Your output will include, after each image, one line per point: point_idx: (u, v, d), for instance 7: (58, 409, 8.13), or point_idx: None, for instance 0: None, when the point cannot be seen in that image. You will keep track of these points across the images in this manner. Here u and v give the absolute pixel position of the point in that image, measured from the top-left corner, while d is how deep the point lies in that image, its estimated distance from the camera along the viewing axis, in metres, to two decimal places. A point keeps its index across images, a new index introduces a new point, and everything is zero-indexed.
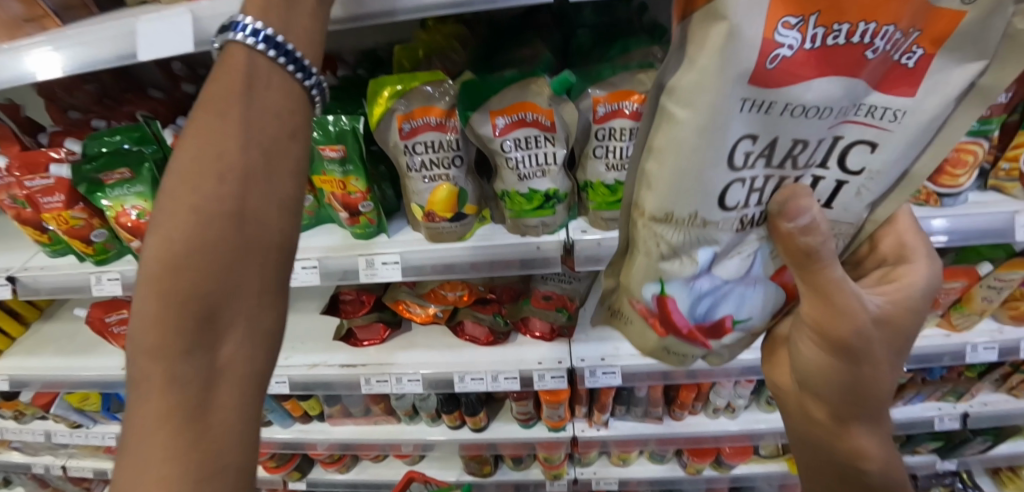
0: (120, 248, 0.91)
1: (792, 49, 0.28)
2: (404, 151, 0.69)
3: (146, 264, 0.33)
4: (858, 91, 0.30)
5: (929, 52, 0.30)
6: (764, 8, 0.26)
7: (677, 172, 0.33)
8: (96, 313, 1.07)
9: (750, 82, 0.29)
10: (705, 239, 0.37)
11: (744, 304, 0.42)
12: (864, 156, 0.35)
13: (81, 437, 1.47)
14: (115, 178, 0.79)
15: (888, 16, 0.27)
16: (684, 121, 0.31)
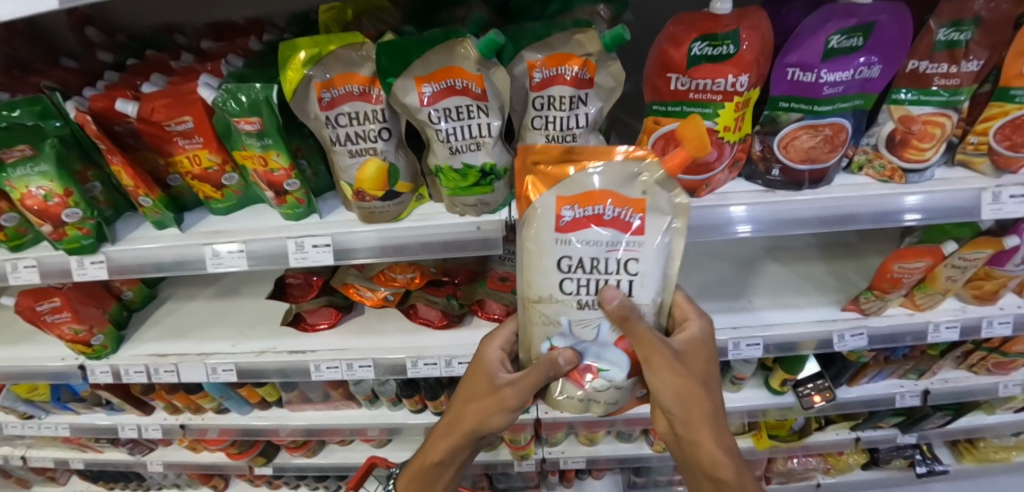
0: (35, 234, 0.84)
1: (569, 214, 0.51)
2: (326, 123, 0.63)
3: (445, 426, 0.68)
4: (614, 235, 0.51)
5: (642, 216, 0.51)
6: (552, 200, 0.51)
7: (531, 273, 0.54)
8: (26, 302, 1.01)
9: (556, 228, 0.51)
10: (558, 319, 0.55)
11: (600, 357, 0.55)
12: (636, 266, 0.52)
13: (33, 428, 1.41)
14: (15, 156, 0.72)
15: (606, 200, 0.50)
16: (532, 251, 0.53)
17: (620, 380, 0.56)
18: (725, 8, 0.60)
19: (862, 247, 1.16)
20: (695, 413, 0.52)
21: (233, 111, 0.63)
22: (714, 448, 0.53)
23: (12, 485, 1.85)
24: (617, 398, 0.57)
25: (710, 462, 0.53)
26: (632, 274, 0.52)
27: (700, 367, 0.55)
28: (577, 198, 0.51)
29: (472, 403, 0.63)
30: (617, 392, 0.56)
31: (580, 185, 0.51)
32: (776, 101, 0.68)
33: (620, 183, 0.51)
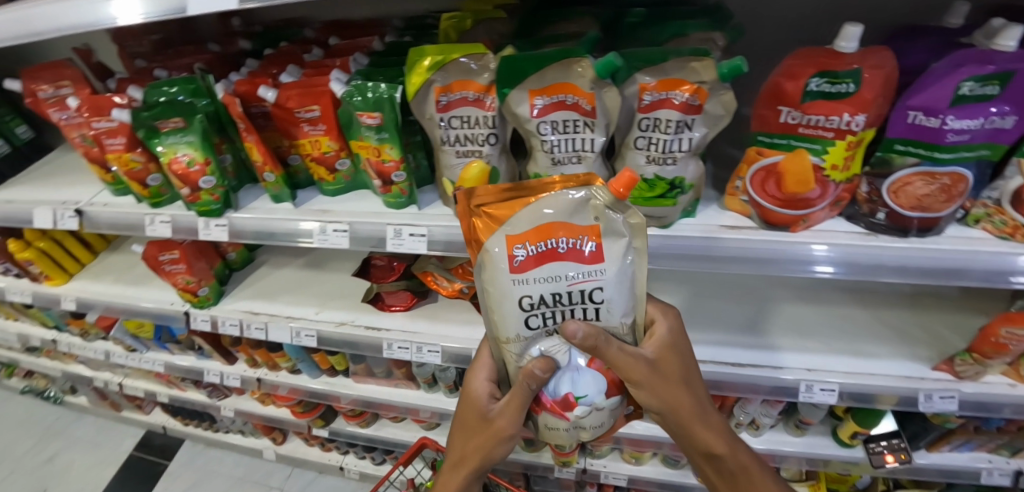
0: (172, 194, 0.97)
1: (524, 254, 0.50)
2: (439, 124, 0.68)
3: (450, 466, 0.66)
4: (573, 266, 0.50)
5: (597, 242, 0.50)
6: (506, 243, 0.50)
7: (495, 315, 0.54)
8: (152, 251, 1.15)
9: (512, 270, 0.50)
10: (527, 351, 0.55)
11: (576, 384, 0.54)
12: (600, 292, 0.51)
13: (135, 360, 1.62)
14: (169, 126, 0.82)
15: (559, 233, 0.50)
16: (490, 293, 0.53)
17: (600, 402, 0.55)
18: (850, 46, 0.58)
19: (960, 302, 1.07)
20: (684, 409, 0.56)
21: (359, 106, 0.70)
22: (704, 428, 0.57)
23: (107, 406, 2.11)
24: (602, 420, 0.58)
25: (706, 443, 0.58)
26: (596, 303, 0.51)
27: (675, 369, 0.57)
28: (530, 235, 0.50)
29: (473, 439, 0.63)
30: (600, 414, 0.56)
31: (529, 222, 0.50)
32: (891, 143, 0.65)
33: (572, 212, 0.50)
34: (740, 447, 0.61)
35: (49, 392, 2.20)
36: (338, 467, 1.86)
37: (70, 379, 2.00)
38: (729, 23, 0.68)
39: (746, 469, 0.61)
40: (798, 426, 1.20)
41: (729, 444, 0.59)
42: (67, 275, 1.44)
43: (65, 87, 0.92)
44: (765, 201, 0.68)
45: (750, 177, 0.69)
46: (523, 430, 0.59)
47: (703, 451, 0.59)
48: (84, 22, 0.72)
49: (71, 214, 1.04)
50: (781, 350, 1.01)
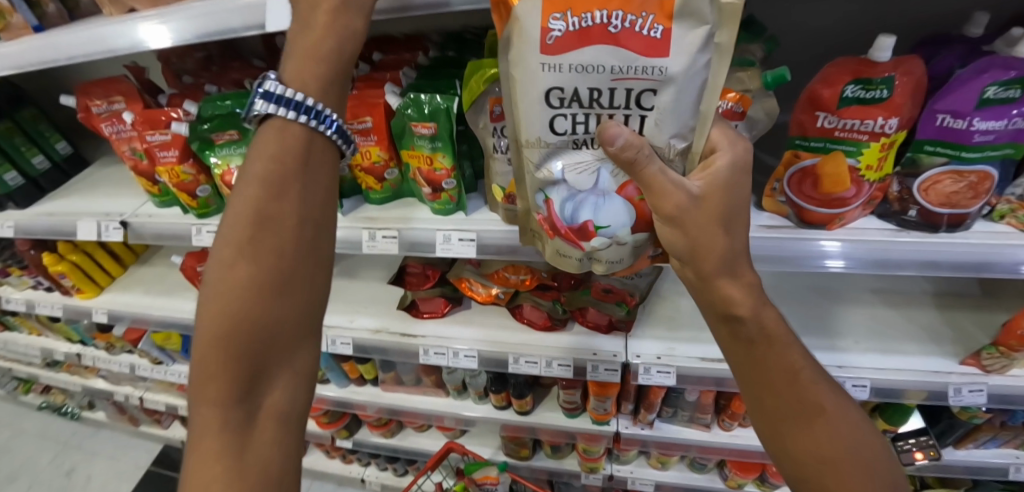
0: (219, 204, 1.00)
1: (561, 31, 0.46)
2: (492, 133, 0.71)
3: (213, 318, 0.44)
4: (624, 54, 0.46)
5: (666, 26, 0.45)
6: (540, 10, 0.46)
7: (522, 115, 0.54)
8: (190, 262, 1.18)
9: (544, 51, 0.48)
10: (546, 158, 0.56)
11: (600, 212, 0.56)
12: (651, 97, 0.48)
13: (161, 373, 1.63)
14: (225, 138, 0.86)
15: (614, 4, 0.44)
16: (517, 78, 0.51)
17: (622, 236, 0.58)
18: (884, 55, 0.62)
19: (983, 301, 1.11)
20: (712, 252, 0.49)
21: (414, 117, 0.74)
22: (730, 285, 0.51)
23: (125, 420, 2.11)
24: (620, 258, 0.62)
25: (727, 300, 0.52)
26: (642, 108, 0.49)
27: (720, 207, 0.49)
28: (573, 3, 0.45)
29: (252, 243, 0.45)
30: (619, 249, 0.60)
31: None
32: (921, 145, 0.69)
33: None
34: (766, 309, 0.53)
35: (66, 407, 2.20)
36: (360, 479, 1.89)
37: (89, 393, 2.01)
38: (765, 35, 0.73)
39: (769, 335, 0.54)
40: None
41: (754, 305, 0.52)
42: (99, 288, 1.47)
43: (117, 102, 0.95)
44: (803, 200, 0.73)
45: (788, 178, 0.73)
46: (272, 216, 0.46)
47: (723, 311, 0.53)
48: (116, 46, 0.75)
49: (116, 226, 1.07)
50: (809, 348, 1.05)
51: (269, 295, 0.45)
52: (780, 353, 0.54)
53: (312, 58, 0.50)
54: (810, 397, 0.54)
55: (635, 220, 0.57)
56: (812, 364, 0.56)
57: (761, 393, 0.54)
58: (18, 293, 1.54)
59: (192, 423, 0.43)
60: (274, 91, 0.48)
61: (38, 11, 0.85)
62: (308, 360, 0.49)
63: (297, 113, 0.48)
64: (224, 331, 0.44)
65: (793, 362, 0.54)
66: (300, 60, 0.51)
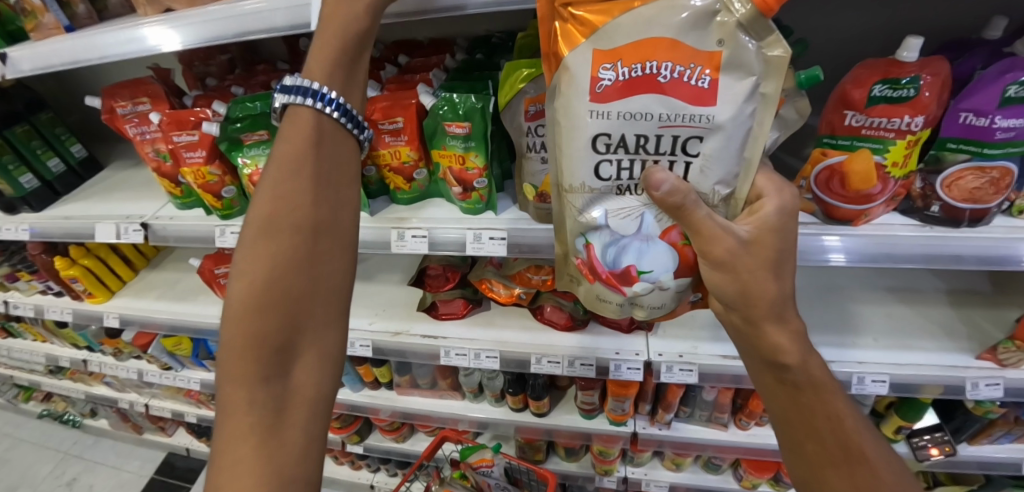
0: (242, 206, 1.00)
1: (610, 81, 0.47)
2: (527, 132, 0.72)
3: (246, 286, 0.47)
4: (672, 104, 0.47)
5: (714, 76, 0.45)
6: (591, 61, 0.47)
7: (565, 158, 0.54)
8: (208, 264, 1.18)
9: (592, 99, 0.48)
10: (589, 204, 0.55)
11: (644, 256, 0.55)
12: (697, 144, 0.49)
13: (170, 378, 1.62)
14: (254, 139, 0.87)
15: (661, 56, 0.45)
16: (563, 124, 0.51)
17: (664, 281, 0.57)
18: (911, 56, 0.64)
19: (995, 298, 1.13)
20: (763, 301, 0.51)
21: (447, 116, 0.75)
22: (779, 332, 0.54)
23: (128, 429, 2.08)
24: (662, 302, 0.61)
25: (775, 348, 0.55)
26: (689, 155, 0.49)
27: (770, 252, 0.50)
28: (622, 54, 0.46)
29: (284, 215, 0.49)
30: (662, 293, 0.59)
31: (623, 39, 0.46)
32: (944, 142, 0.71)
33: (685, 29, 0.44)
34: (816, 360, 0.56)
35: (67, 415, 2.17)
36: (368, 486, 1.87)
37: (93, 401, 1.98)
38: (792, 38, 0.75)
39: (817, 383, 0.56)
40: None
41: (802, 354, 0.55)
42: (109, 292, 1.46)
43: (143, 103, 0.97)
44: (831, 198, 0.75)
45: (816, 176, 0.75)
46: (296, 195, 0.50)
47: (770, 358, 0.56)
48: (124, 50, 0.79)
49: (136, 228, 1.07)
50: (827, 345, 1.06)
51: (302, 269, 0.49)
52: (826, 401, 0.57)
53: (326, 51, 0.56)
54: (854, 448, 0.56)
55: (677, 263, 0.56)
56: (857, 414, 0.58)
57: (804, 436, 0.58)
58: (26, 298, 1.52)
59: (223, 396, 0.45)
60: (301, 86, 0.53)
61: (69, 12, 0.86)
62: (332, 332, 0.51)
63: (316, 103, 0.53)
64: (258, 304, 0.47)
65: (839, 412, 0.57)
66: (318, 57, 0.56)
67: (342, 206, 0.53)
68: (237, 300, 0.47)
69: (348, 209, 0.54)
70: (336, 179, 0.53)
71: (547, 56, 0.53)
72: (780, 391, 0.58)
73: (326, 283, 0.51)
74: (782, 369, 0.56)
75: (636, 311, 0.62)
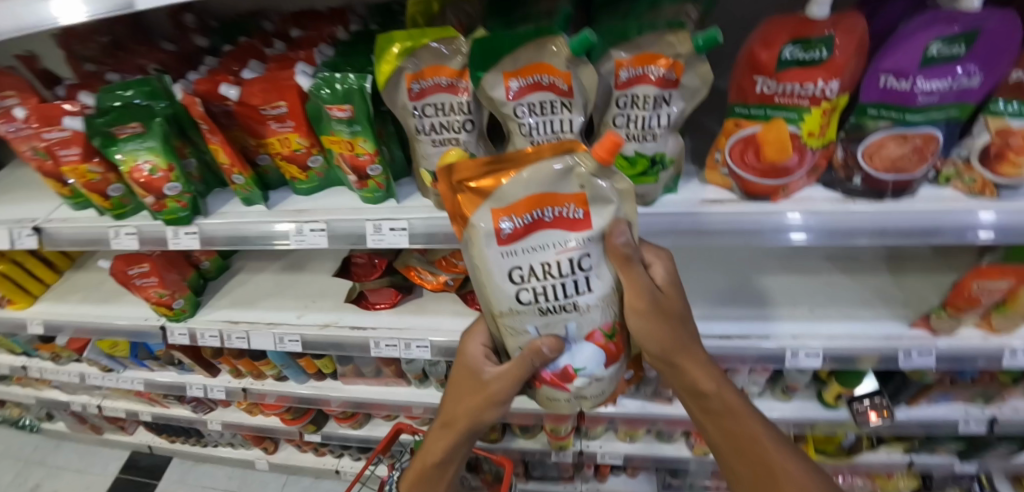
0: (136, 204, 0.92)
1: (512, 226, 0.55)
2: (413, 114, 0.66)
3: (418, 459, 0.88)
4: (561, 234, 0.56)
5: (586, 209, 0.56)
6: (491, 216, 0.55)
7: (489, 293, 0.59)
8: (119, 265, 1.11)
9: (500, 242, 0.55)
10: (521, 325, 0.60)
11: (574, 356, 0.61)
12: (589, 259, 0.57)
13: (112, 381, 1.56)
14: (128, 132, 0.78)
15: (544, 203, 0.55)
16: (477, 266, 0.58)
17: (598, 373, 0.62)
18: (822, 11, 0.58)
19: (934, 262, 1.12)
20: (677, 341, 0.59)
21: (326, 98, 0.67)
22: (694, 368, 0.61)
23: (88, 430, 2.04)
24: (602, 389, 0.66)
25: (693, 378, 0.61)
26: (587, 269, 0.57)
27: (673, 306, 0.60)
28: (514, 208, 0.54)
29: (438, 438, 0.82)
30: (601, 383, 0.64)
31: (513, 196, 0.54)
32: (865, 108, 0.66)
33: (556, 181, 0.54)
34: (729, 388, 0.63)
35: (25, 420, 2.13)
36: (334, 470, 1.88)
37: (44, 405, 1.92)
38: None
39: (736, 408, 0.62)
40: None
41: (717, 382, 0.62)
42: (32, 297, 1.38)
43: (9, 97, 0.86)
44: (745, 172, 0.69)
45: (730, 148, 0.70)
46: (447, 435, 0.79)
47: (691, 387, 0.62)
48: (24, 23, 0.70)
49: (28, 232, 0.98)
50: (764, 318, 1.04)
51: (443, 470, 0.85)
52: (744, 423, 0.62)
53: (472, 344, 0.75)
54: (774, 465, 0.61)
55: (604, 357, 0.62)
56: (779, 439, 0.63)
57: (736, 458, 0.63)
58: None
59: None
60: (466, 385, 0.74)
61: None
62: None
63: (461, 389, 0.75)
64: (419, 471, 0.88)
65: (758, 435, 0.62)
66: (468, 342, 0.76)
67: (462, 443, 0.80)
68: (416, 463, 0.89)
69: (464, 447, 0.81)
70: (462, 432, 0.77)
71: (453, 219, 0.60)
72: (709, 417, 0.64)
73: (448, 478, 0.87)
74: (703, 398, 0.62)
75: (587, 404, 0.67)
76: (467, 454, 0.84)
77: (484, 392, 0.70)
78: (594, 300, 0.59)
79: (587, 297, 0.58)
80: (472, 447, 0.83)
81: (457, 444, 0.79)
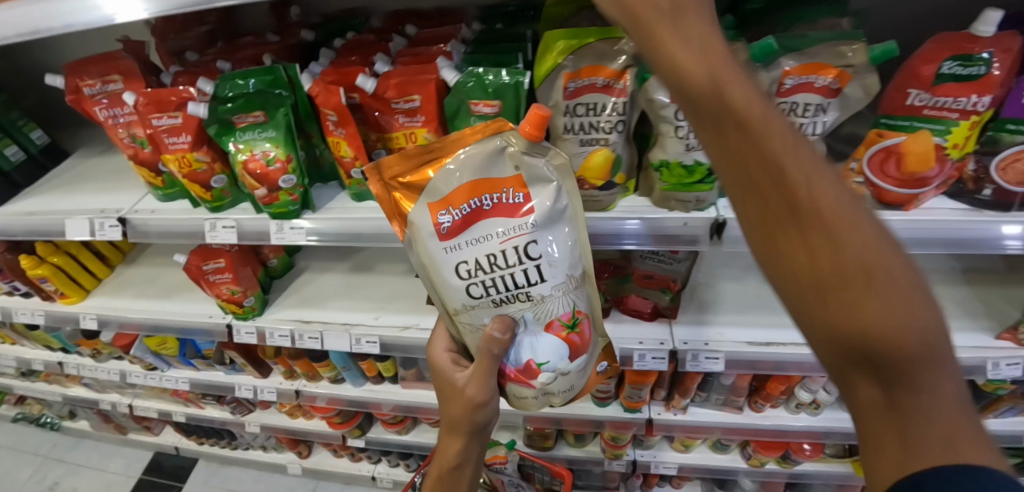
0: (235, 196, 0.90)
1: (453, 221, 0.65)
2: (564, 112, 0.68)
3: (434, 474, 0.87)
4: (507, 223, 0.65)
5: (525, 194, 0.65)
6: (433, 214, 0.65)
7: (444, 292, 0.69)
8: (195, 260, 1.09)
9: (445, 239, 0.66)
10: (478, 318, 0.69)
11: (536, 348, 0.69)
12: (536, 246, 0.65)
13: (156, 379, 1.52)
14: (248, 121, 0.77)
15: (483, 195, 0.65)
16: (432, 264, 0.68)
17: (562, 364, 0.70)
18: (986, 30, 0.61)
19: (1008, 276, 1.14)
20: None
21: (475, 93, 0.68)
22: None
23: (112, 429, 1.99)
24: (569, 384, 0.73)
25: None
26: (535, 257, 0.65)
27: None
28: (451, 201, 0.65)
29: (446, 448, 0.82)
30: (565, 377, 0.71)
31: (451, 190, 0.65)
32: (1004, 123, 0.67)
33: (492, 172, 0.64)
34: None
35: (45, 417, 2.08)
36: (370, 477, 1.84)
37: (71, 403, 1.87)
38: (848, 9, 0.69)
39: None
40: (807, 406, 1.25)
41: None
42: (85, 292, 1.34)
43: (114, 82, 0.84)
44: (882, 182, 0.70)
45: (868, 158, 0.70)
46: (456, 441, 0.80)
47: None
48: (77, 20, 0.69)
49: (113, 223, 0.95)
50: None
51: (461, 479, 0.84)
52: None
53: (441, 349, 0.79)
54: None
55: (563, 347, 0.69)
56: None
57: None
58: None
59: None
60: (451, 388, 0.76)
61: None
62: None
63: (444, 393, 0.79)
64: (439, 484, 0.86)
65: None
66: (437, 348, 0.80)
67: (470, 446, 0.80)
68: (432, 478, 0.87)
69: (475, 449, 0.81)
70: (467, 434, 0.79)
71: (400, 221, 0.70)
72: None
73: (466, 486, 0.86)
74: None
75: (556, 398, 0.73)
76: (481, 457, 0.84)
77: (465, 398, 0.73)
78: (546, 289, 0.67)
79: (539, 281, 0.66)
80: (484, 449, 0.84)
81: (464, 447, 0.80)
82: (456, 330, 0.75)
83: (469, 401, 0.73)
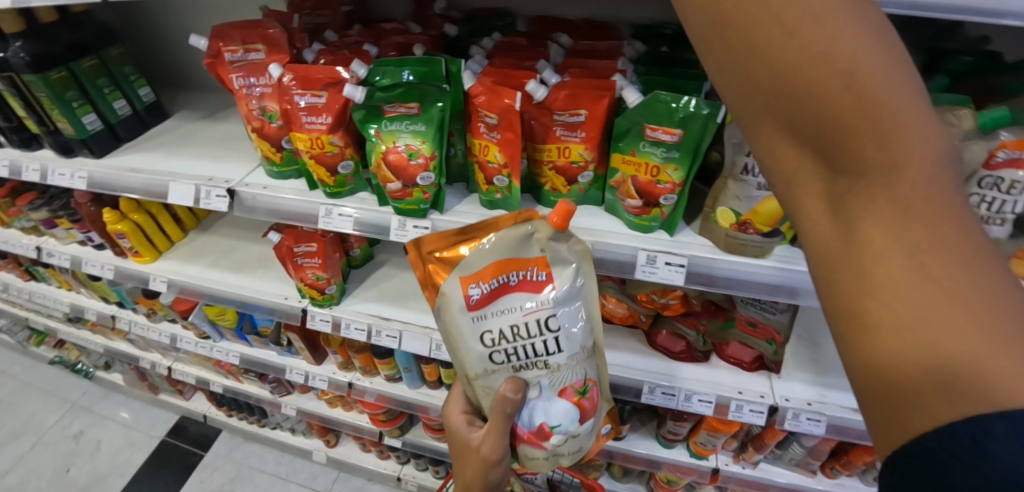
0: (355, 185, 0.86)
1: (480, 293, 0.61)
2: (748, 151, 0.64)
3: None
4: (529, 296, 0.61)
5: (548, 270, 0.61)
6: (461, 286, 0.62)
7: (461, 358, 0.65)
8: (287, 241, 1.06)
9: (470, 310, 0.62)
10: (494, 382, 0.65)
11: (550, 416, 0.65)
12: (556, 319, 0.61)
13: (207, 348, 1.50)
14: (399, 111, 0.74)
15: (511, 270, 0.61)
16: (452, 331, 0.64)
17: (575, 429, 0.67)
18: None
19: None
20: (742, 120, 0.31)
21: (656, 118, 0.64)
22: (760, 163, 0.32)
23: (144, 387, 1.99)
24: (579, 446, 0.70)
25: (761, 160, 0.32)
26: (554, 330, 0.61)
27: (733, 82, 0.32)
28: (480, 275, 0.61)
29: None
30: (576, 440, 0.68)
31: (479, 265, 0.62)
32: None
33: (522, 247, 0.61)
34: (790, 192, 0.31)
35: (80, 365, 2.09)
36: (396, 478, 1.79)
37: (111, 356, 1.87)
38: None
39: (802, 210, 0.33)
40: None
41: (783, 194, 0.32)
42: (157, 253, 1.32)
43: (256, 51, 0.82)
44: None
45: None
46: None
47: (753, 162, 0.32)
48: None
49: (221, 193, 0.92)
50: None
51: None
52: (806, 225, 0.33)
53: (453, 405, 0.75)
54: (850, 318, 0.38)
55: (575, 412, 0.66)
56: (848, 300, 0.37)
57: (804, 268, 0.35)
58: (63, 247, 1.40)
59: None
60: (466, 447, 0.71)
61: None
62: None
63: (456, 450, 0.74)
64: None
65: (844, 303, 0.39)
66: (452, 403, 0.76)
67: None
68: None
69: None
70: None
71: (427, 286, 0.68)
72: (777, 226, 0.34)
73: None
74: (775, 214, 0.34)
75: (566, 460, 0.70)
76: None
77: (478, 458, 0.69)
78: (563, 359, 0.63)
79: (551, 353, 0.63)
80: None
81: None
82: (471, 391, 0.71)
83: (484, 460, 0.68)
